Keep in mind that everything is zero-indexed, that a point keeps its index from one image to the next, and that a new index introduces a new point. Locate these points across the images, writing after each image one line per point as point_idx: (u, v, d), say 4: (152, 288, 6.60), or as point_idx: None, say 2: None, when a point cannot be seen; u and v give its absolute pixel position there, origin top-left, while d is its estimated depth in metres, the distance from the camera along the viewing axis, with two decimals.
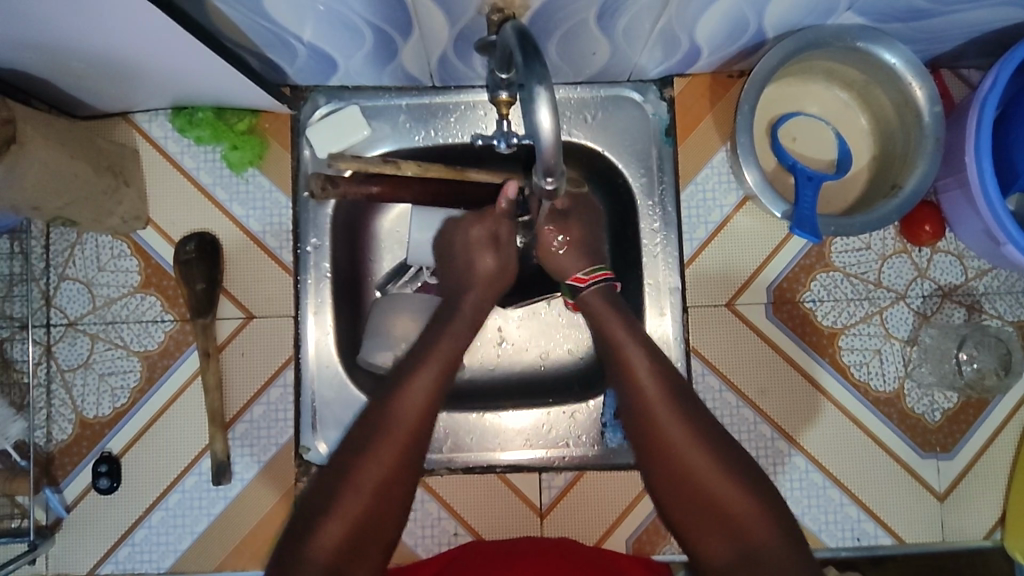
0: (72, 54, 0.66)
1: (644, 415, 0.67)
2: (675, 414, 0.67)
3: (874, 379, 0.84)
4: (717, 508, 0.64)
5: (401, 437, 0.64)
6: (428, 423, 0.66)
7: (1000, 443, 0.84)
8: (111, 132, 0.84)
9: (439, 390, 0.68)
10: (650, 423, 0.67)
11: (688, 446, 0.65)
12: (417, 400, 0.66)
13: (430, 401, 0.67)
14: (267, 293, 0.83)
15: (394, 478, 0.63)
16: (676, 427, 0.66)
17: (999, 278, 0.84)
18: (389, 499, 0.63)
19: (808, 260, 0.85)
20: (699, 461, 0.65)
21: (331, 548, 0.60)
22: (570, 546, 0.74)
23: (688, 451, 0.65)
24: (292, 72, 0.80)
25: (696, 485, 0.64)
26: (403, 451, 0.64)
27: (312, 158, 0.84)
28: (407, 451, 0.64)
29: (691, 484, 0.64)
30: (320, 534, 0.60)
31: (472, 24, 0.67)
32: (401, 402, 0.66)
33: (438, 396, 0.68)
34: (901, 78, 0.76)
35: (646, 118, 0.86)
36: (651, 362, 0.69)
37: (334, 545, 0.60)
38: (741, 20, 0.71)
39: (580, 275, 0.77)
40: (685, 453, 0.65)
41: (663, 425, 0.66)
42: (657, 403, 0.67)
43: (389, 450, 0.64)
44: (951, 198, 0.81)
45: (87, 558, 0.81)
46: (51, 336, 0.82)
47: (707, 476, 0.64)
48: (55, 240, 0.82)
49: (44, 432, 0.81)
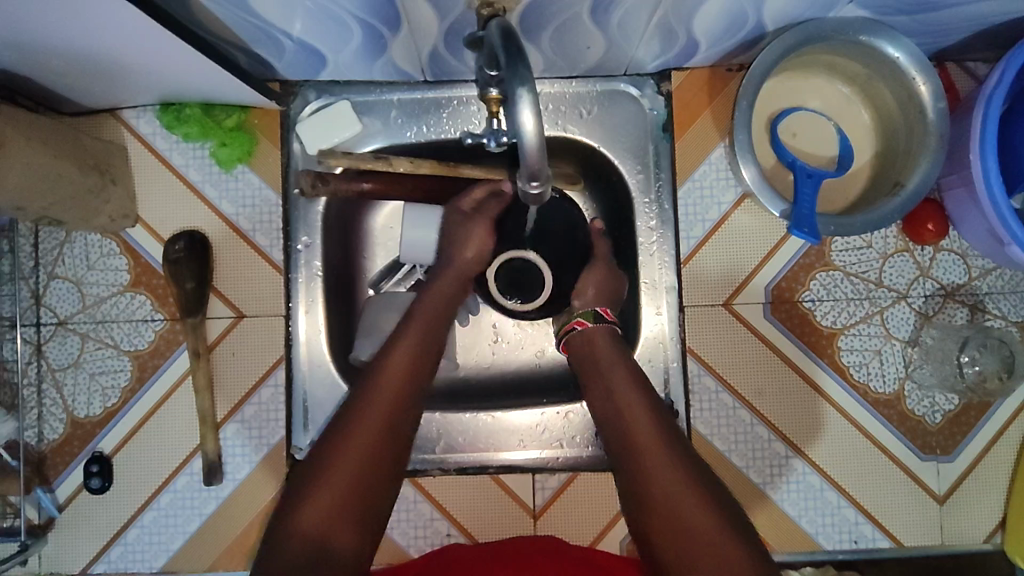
0: (53, 51, 0.65)
1: (621, 435, 0.65)
2: (649, 424, 0.64)
3: (873, 381, 0.82)
4: (685, 529, 0.59)
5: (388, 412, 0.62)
6: (411, 392, 0.65)
7: (1002, 445, 0.82)
8: (99, 129, 0.82)
9: (422, 358, 0.67)
10: (625, 440, 0.64)
11: (658, 462, 0.62)
12: (398, 368, 0.65)
13: (413, 367, 0.66)
14: (258, 292, 0.83)
15: (380, 442, 0.61)
16: (651, 442, 0.63)
17: (1003, 277, 0.83)
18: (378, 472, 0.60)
19: (807, 259, 0.83)
20: (669, 475, 0.61)
21: (314, 524, 0.57)
22: (554, 547, 0.73)
23: (660, 464, 0.62)
24: (281, 67, 0.78)
25: (662, 502, 0.60)
26: (387, 416, 0.62)
27: (302, 153, 0.83)
28: (393, 416, 0.62)
29: (661, 502, 0.60)
30: (305, 509, 0.57)
31: (462, 19, 0.65)
32: (384, 375, 0.64)
33: (421, 363, 0.67)
34: (905, 72, 0.74)
35: (643, 114, 0.84)
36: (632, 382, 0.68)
37: (321, 518, 0.57)
38: (740, 13, 0.69)
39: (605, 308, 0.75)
40: (657, 467, 0.62)
41: (634, 443, 0.64)
42: (635, 418, 0.65)
43: (376, 416, 0.62)
44: (954, 197, 0.79)
45: (80, 558, 0.81)
46: (41, 335, 0.81)
47: (675, 493, 0.60)
48: (44, 239, 0.82)
49: (36, 432, 0.81)
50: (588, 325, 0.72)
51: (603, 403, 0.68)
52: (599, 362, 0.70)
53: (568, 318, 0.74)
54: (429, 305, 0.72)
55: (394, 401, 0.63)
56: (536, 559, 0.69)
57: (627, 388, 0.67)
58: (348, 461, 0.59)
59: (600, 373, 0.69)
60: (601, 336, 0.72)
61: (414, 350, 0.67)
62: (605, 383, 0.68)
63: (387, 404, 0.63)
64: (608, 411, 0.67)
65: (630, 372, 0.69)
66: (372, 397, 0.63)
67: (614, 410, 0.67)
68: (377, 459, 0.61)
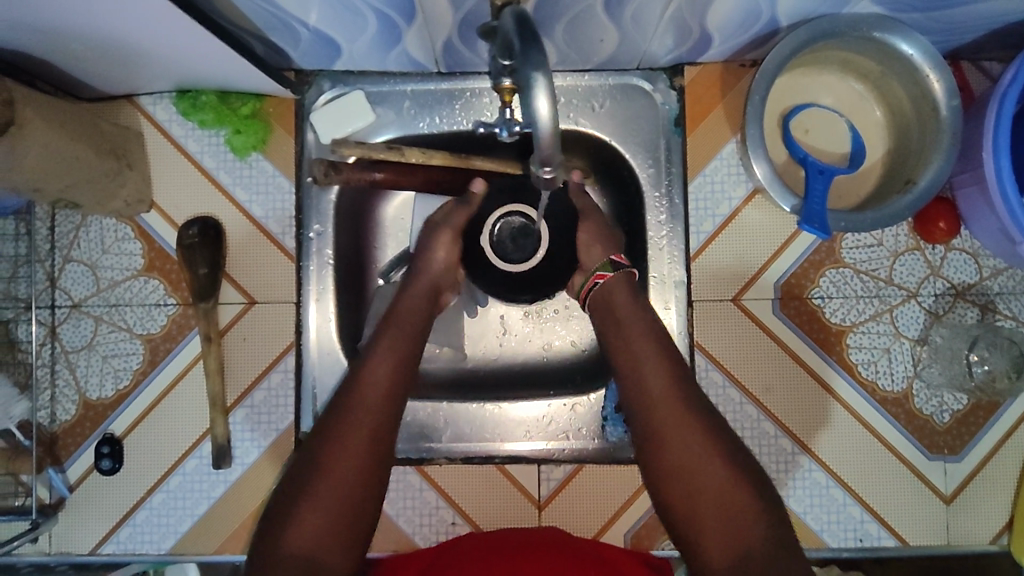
0: (73, 36, 0.66)
1: (640, 403, 0.64)
2: (673, 396, 0.63)
3: (882, 379, 0.82)
4: (706, 500, 0.59)
5: (368, 425, 0.61)
6: (393, 410, 0.63)
7: (1010, 446, 0.82)
8: (116, 115, 0.83)
9: (402, 377, 0.65)
10: (647, 411, 0.63)
11: (684, 433, 0.61)
12: (379, 388, 0.63)
13: (393, 385, 0.64)
14: (270, 277, 0.83)
15: (366, 469, 0.59)
16: (673, 412, 0.62)
17: (1014, 277, 0.82)
18: (367, 494, 0.59)
19: (818, 255, 0.83)
20: (694, 448, 0.61)
21: (308, 544, 0.56)
22: (565, 543, 0.73)
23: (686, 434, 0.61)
24: (297, 56, 0.79)
25: (686, 472, 0.60)
26: (370, 435, 0.60)
27: (315, 143, 0.83)
28: (376, 437, 0.61)
29: (686, 474, 0.60)
30: (295, 524, 0.56)
31: (476, 9, 0.65)
32: (363, 389, 0.63)
33: (400, 381, 0.65)
34: (919, 69, 0.74)
35: (655, 108, 0.84)
36: (656, 352, 0.67)
37: (313, 538, 0.56)
38: (754, 8, 0.69)
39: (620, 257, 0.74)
40: (682, 440, 0.61)
41: (655, 413, 0.63)
42: (656, 386, 0.64)
43: (360, 437, 0.60)
44: (967, 196, 0.79)
45: (89, 538, 0.82)
46: (55, 317, 0.82)
47: (700, 466, 0.60)
48: (60, 222, 0.83)
49: (48, 412, 0.82)
50: (608, 276, 0.72)
51: (625, 371, 0.67)
52: (623, 329, 0.69)
53: (588, 275, 0.75)
54: (399, 319, 0.71)
55: (379, 422, 0.61)
56: (548, 554, 0.69)
57: (650, 356, 0.66)
58: (341, 480, 0.58)
59: (624, 339, 0.68)
60: (621, 295, 0.71)
61: (392, 366, 0.65)
62: (629, 350, 0.67)
63: (372, 424, 0.61)
64: (627, 380, 0.66)
65: (656, 342, 0.67)
66: (354, 412, 0.61)
67: (635, 378, 0.66)
68: (365, 482, 0.59)
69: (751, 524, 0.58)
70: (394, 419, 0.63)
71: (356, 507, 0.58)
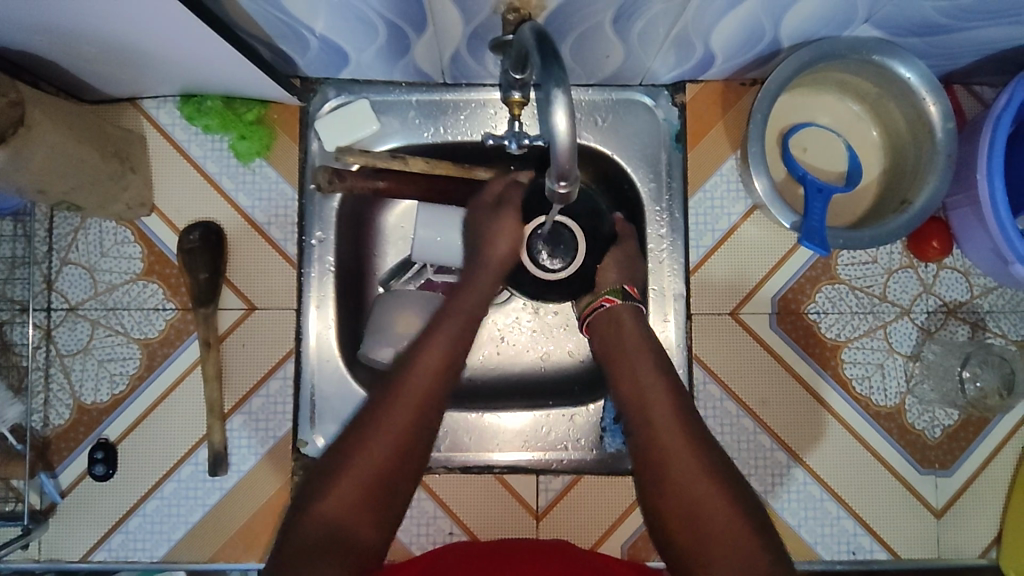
0: (82, 38, 0.66)
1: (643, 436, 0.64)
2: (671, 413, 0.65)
3: (875, 394, 0.84)
4: (717, 543, 0.58)
5: (415, 399, 0.62)
6: (440, 394, 0.64)
7: (999, 462, 0.83)
8: (118, 117, 0.83)
9: (451, 365, 0.66)
10: (656, 457, 0.63)
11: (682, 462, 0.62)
12: (427, 371, 0.64)
13: (443, 370, 0.65)
14: (271, 283, 0.83)
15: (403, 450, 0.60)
16: (678, 443, 0.63)
17: (1004, 296, 0.84)
18: (405, 469, 0.60)
19: (814, 271, 0.84)
20: (707, 493, 0.60)
21: (337, 512, 0.57)
22: (569, 558, 0.71)
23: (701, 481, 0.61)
24: (303, 64, 0.79)
25: (698, 516, 0.59)
26: (416, 415, 0.61)
27: (320, 151, 0.84)
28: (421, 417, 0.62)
29: (701, 516, 0.59)
30: (325, 495, 0.57)
31: (487, 23, 0.66)
32: (413, 370, 0.64)
33: (448, 371, 0.65)
34: (916, 92, 0.76)
35: (657, 123, 0.85)
36: (658, 377, 0.69)
37: (343, 507, 0.57)
38: (758, 28, 0.71)
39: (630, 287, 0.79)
40: (695, 487, 0.60)
41: (666, 461, 0.62)
42: (655, 408, 0.66)
43: (403, 413, 0.61)
44: (960, 216, 0.81)
45: (80, 545, 0.80)
46: (51, 320, 0.81)
47: (710, 508, 0.59)
48: (58, 224, 0.82)
49: (41, 417, 0.81)
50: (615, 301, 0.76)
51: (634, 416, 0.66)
52: (625, 360, 0.71)
53: (595, 296, 0.77)
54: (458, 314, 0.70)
55: (425, 403, 0.62)
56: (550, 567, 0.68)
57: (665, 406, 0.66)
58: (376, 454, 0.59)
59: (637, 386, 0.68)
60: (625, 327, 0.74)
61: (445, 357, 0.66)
62: (645, 399, 0.67)
63: (415, 404, 0.62)
64: (638, 426, 0.66)
65: (666, 393, 0.67)
66: (398, 394, 0.62)
67: (644, 427, 0.65)
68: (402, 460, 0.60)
69: (744, 544, 0.58)
70: (440, 403, 0.64)
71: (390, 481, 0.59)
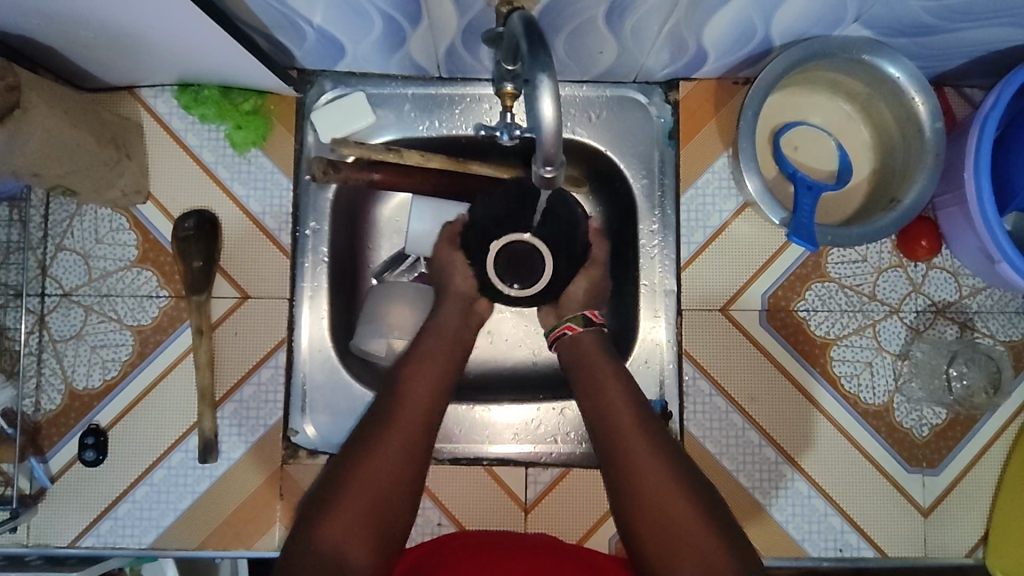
0: (80, 24, 0.67)
1: (612, 447, 0.66)
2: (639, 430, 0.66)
3: (864, 392, 0.84)
4: (693, 556, 0.60)
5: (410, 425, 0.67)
6: (427, 434, 0.67)
7: (985, 462, 0.84)
8: (116, 106, 0.83)
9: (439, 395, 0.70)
10: (630, 480, 0.64)
11: (653, 477, 0.63)
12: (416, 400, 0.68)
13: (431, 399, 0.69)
14: (264, 273, 0.83)
15: (394, 486, 0.63)
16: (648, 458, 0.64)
17: (992, 296, 0.85)
18: (395, 507, 0.63)
19: (804, 269, 0.85)
20: (679, 507, 0.62)
21: (330, 542, 0.60)
22: (556, 555, 0.71)
23: (674, 498, 0.62)
24: (300, 55, 0.80)
25: (672, 529, 0.61)
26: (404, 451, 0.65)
27: (315, 143, 0.85)
28: (410, 452, 0.65)
29: (678, 533, 0.61)
30: (323, 525, 0.60)
31: (480, 16, 0.67)
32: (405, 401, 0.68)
33: (437, 401, 0.69)
34: (905, 92, 0.77)
35: (650, 121, 0.87)
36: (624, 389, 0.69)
37: (337, 539, 0.60)
38: (749, 26, 0.72)
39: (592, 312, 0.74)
40: (671, 509, 0.62)
41: (636, 477, 0.64)
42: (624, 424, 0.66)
43: (396, 442, 0.65)
44: (948, 216, 0.81)
45: (68, 531, 0.80)
46: (44, 305, 0.82)
47: (683, 522, 0.61)
48: (54, 210, 0.82)
49: (33, 401, 0.81)
50: (576, 329, 0.73)
51: (603, 436, 0.67)
52: (592, 373, 0.70)
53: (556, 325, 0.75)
54: (442, 354, 0.74)
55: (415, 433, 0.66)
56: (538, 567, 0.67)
57: (630, 419, 0.67)
58: (371, 478, 0.63)
59: (605, 402, 0.68)
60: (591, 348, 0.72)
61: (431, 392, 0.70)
62: (616, 423, 0.67)
63: (406, 434, 0.66)
64: (608, 444, 0.66)
65: (631, 408, 0.68)
66: (392, 425, 0.66)
67: (614, 445, 0.66)
68: (391, 496, 0.63)
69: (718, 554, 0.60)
70: (428, 442, 0.67)
71: (383, 516, 0.62)
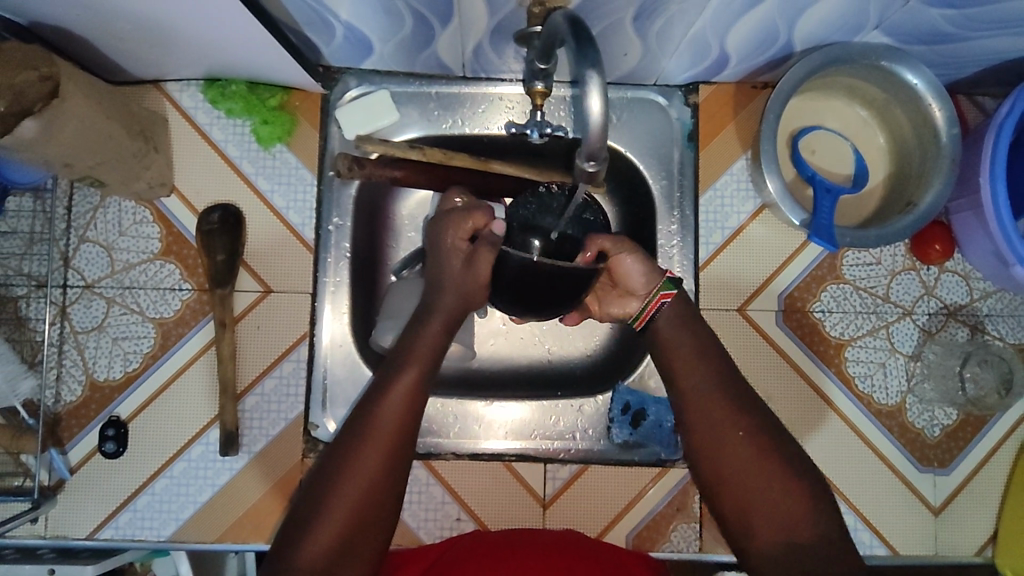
0: (115, 16, 0.67)
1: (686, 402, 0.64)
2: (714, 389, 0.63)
3: (877, 392, 0.86)
4: (766, 518, 0.59)
5: (383, 435, 0.61)
6: (402, 442, 0.61)
7: (994, 463, 0.85)
8: (142, 99, 0.84)
9: (419, 393, 0.63)
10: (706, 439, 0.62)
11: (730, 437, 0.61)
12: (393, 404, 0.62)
13: (408, 403, 0.62)
14: (287, 267, 0.84)
15: (367, 503, 0.59)
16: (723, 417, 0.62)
17: (1003, 300, 0.87)
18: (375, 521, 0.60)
19: (820, 270, 0.87)
20: (758, 475, 0.60)
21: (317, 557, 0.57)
22: (575, 546, 0.72)
23: (750, 463, 0.60)
24: (327, 52, 0.81)
25: (750, 494, 0.60)
26: (377, 469, 0.60)
27: (339, 137, 0.85)
28: (388, 465, 0.60)
29: (753, 500, 0.59)
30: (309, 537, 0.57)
31: (511, 16, 0.68)
32: (379, 409, 0.62)
33: (412, 407, 0.62)
34: (922, 99, 0.78)
35: (670, 123, 0.88)
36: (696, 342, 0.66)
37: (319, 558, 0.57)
38: (773, 31, 0.73)
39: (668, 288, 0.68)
40: (746, 469, 0.60)
41: (717, 436, 0.61)
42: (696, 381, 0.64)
43: (370, 456, 0.60)
44: (962, 220, 0.83)
45: (88, 522, 0.80)
46: (66, 297, 0.82)
47: (763, 490, 0.59)
48: (78, 201, 0.83)
49: (54, 392, 0.81)
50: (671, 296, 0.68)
51: (680, 392, 0.65)
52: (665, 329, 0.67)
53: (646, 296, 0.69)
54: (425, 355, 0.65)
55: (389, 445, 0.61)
56: (558, 557, 0.68)
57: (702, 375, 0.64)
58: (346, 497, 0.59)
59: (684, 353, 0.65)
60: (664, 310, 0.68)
61: (410, 395, 0.63)
62: (690, 381, 0.64)
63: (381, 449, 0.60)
64: (685, 401, 0.64)
65: (710, 365, 0.64)
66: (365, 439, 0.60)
67: (695, 400, 0.63)
68: (365, 514, 0.59)
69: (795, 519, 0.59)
70: (404, 450, 0.62)
71: (362, 533, 0.59)
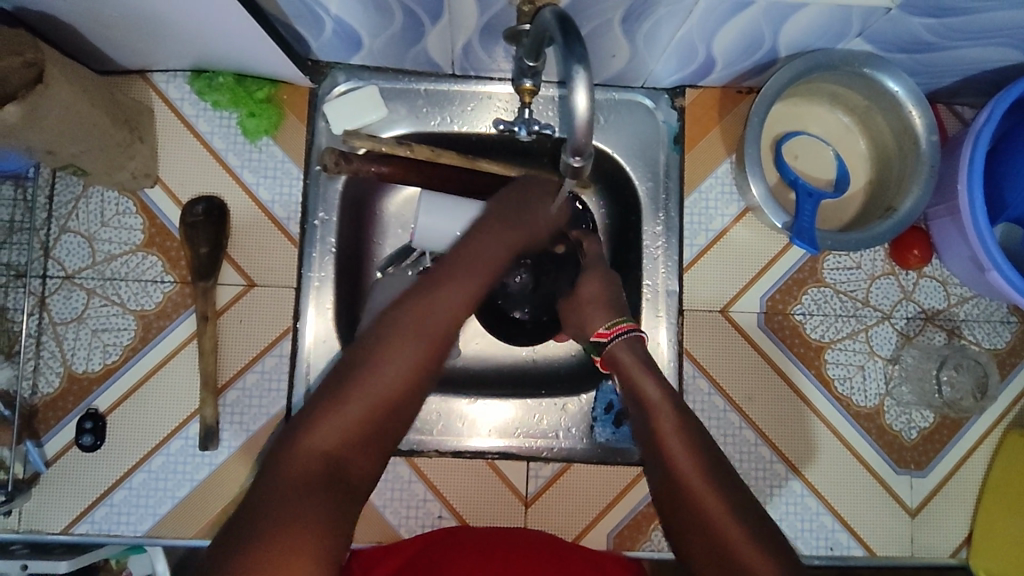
0: (101, 4, 0.66)
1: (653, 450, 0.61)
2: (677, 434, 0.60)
3: (856, 395, 0.87)
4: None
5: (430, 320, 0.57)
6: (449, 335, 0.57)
7: (969, 465, 0.87)
8: (127, 89, 0.83)
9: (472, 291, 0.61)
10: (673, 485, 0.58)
11: (697, 484, 0.57)
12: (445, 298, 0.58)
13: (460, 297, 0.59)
14: (272, 262, 0.84)
15: (401, 387, 0.54)
16: (687, 465, 0.58)
17: (979, 305, 0.88)
18: (402, 405, 0.55)
19: (801, 274, 0.88)
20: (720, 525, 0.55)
21: (328, 442, 0.52)
22: (559, 549, 0.70)
23: (718, 516, 0.56)
24: (316, 46, 0.81)
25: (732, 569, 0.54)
26: (424, 348, 0.56)
27: (327, 132, 0.85)
28: (428, 350, 0.56)
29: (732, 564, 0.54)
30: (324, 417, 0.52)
31: (501, 15, 0.69)
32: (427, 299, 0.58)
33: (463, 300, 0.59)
34: (903, 106, 0.80)
35: (656, 124, 0.89)
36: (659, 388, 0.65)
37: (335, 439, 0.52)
38: (758, 36, 0.74)
39: (602, 330, 0.72)
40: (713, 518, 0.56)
41: (678, 484, 0.58)
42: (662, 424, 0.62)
43: (413, 335, 0.56)
44: (941, 226, 0.85)
45: (62, 517, 0.79)
46: (46, 287, 0.81)
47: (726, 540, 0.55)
48: (60, 191, 0.82)
49: (30, 384, 0.80)
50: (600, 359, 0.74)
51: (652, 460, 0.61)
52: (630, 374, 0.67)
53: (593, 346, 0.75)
54: (473, 262, 0.63)
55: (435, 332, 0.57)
56: (543, 562, 0.66)
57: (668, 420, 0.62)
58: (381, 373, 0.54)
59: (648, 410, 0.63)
60: (633, 360, 0.68)
61: (461, 292, 0.59)
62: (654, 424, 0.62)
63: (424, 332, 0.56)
64: (656, 470, 0.60)
65: (677, 431, 0.61)
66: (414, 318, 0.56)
67: (657, 459, 0.60)
68: (401, 398, 0.54)
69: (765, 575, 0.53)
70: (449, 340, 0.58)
71: (386, 416, 0.54)
